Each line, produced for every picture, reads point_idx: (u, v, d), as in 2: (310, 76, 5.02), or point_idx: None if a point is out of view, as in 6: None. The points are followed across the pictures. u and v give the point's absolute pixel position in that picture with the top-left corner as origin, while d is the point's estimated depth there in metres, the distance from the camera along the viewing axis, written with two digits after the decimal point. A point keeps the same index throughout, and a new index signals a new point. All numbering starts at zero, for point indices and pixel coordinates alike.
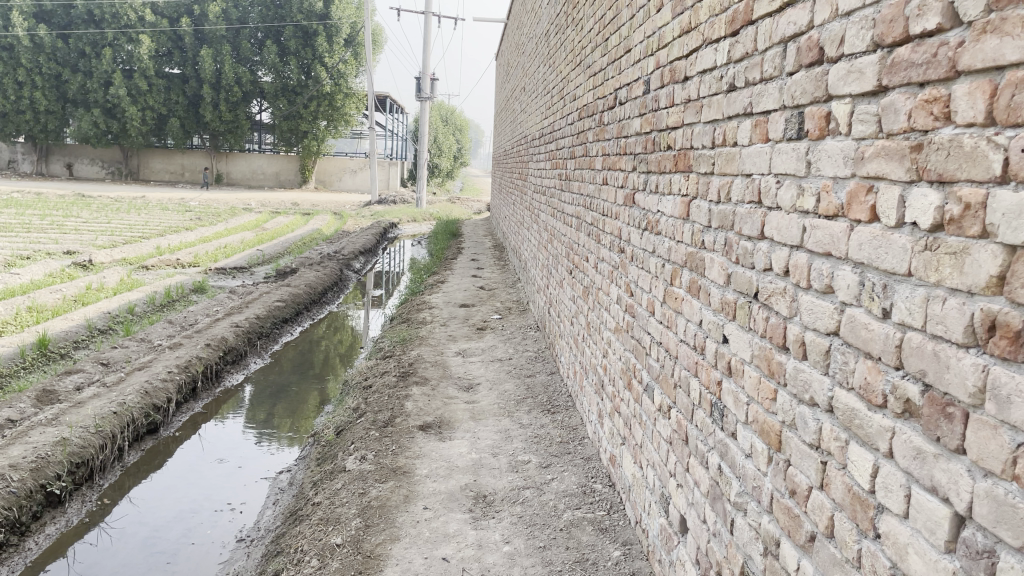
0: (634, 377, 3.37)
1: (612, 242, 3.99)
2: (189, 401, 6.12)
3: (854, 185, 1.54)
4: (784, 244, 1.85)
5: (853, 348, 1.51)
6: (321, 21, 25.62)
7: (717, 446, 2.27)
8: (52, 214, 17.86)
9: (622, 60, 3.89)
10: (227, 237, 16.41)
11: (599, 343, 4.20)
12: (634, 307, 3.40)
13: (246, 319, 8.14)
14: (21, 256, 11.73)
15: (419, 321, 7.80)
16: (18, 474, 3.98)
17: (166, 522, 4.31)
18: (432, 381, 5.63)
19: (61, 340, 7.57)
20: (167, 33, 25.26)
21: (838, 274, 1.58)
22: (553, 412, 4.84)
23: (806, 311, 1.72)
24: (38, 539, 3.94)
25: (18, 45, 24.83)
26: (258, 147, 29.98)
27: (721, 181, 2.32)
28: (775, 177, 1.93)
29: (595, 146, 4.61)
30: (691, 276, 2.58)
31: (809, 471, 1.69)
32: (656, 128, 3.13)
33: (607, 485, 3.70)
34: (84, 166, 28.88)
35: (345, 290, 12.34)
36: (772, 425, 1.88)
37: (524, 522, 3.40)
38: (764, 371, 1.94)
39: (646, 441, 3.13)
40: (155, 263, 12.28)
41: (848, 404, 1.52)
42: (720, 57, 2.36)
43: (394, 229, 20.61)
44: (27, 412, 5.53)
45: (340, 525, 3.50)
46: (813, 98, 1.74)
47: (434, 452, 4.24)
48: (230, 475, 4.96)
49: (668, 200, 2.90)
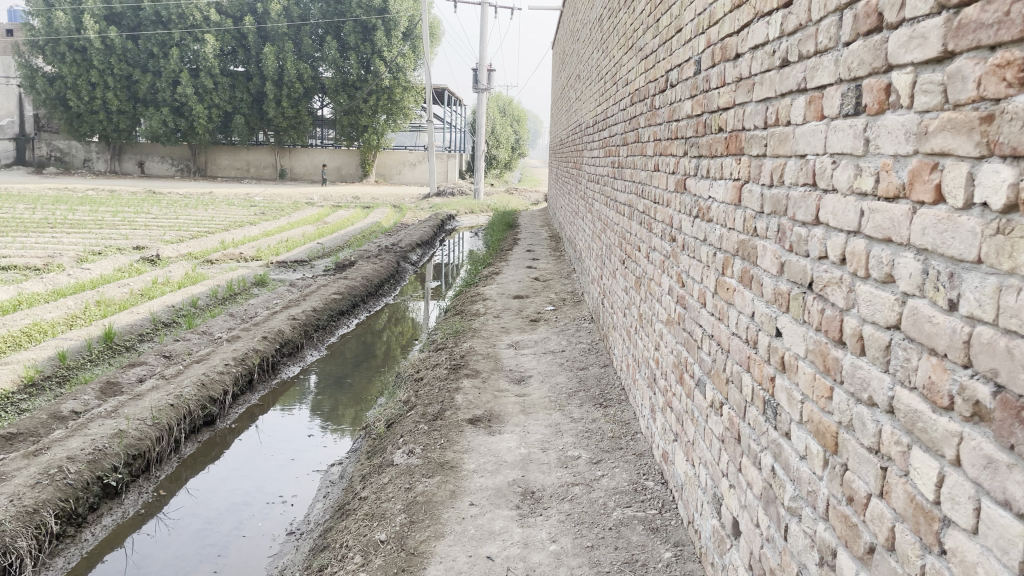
0: (686, 371, 3.23)
1: (663, 231, 3.85)
2: (246, 393, 6.18)
3: (917, 163, 1.39)
4: (841, 229, 1.70)
5: (915, 344, 1.37)
6: (379, 15, 25.82)
7: (771, 446, 2.13)
8: (123, 211, 18.42)
9: (674, 40, 3.73)
10: (289, 232, 16.66)
11: (651, 335, 4.07)
12: (686, 298, 3.25)
13: (303, 311, 8.21)
14: (92, 252, 12.10)
15: (473, 313, 7.77)
16: (76, 465, 4.06)
17: (219, 514, 4.35)
18: (483, 373, 5.57)
19: (126, 333, 7.75)
20: (232, 31, 25.81)
21: (900, 262, 1.44)
22: (605, 406, 4.73)
23: (864, 303, 1.58)
24: (95, 531, 4.01)
25: (91, 47, 25.60)
26: (320, 142, 30.41)
27: (774, 163, 2.17)
28: (830, 158, 1.78)
29: (647, 132, 4.46)
30: (743, 265, 2.43)
31: (868, 476, 1.54)
32: (708, 109, 2.98)
33: (659, 483, 3.57)
34: (155, 164, 29.79)
35: (402, 282, 12.40)
36: (827, 426, 1.74)
37: (572, 520, 3.31)
38: (820, 367, 1.79)
39: (698, 438, 3.00)
40: (219, 257, 12.53)
41: (910, 406, 1.38)
42: (773, 32, 2.21)
43: (452, 221, 20.66)
44: (91, 403, 5.67)
45: (385, 521, 3.46)
46: (870, 69, 1.60)
47: (482, 447, 4.17)
48: (283, 467, 4.98)
49: (719, 186, 2.76)
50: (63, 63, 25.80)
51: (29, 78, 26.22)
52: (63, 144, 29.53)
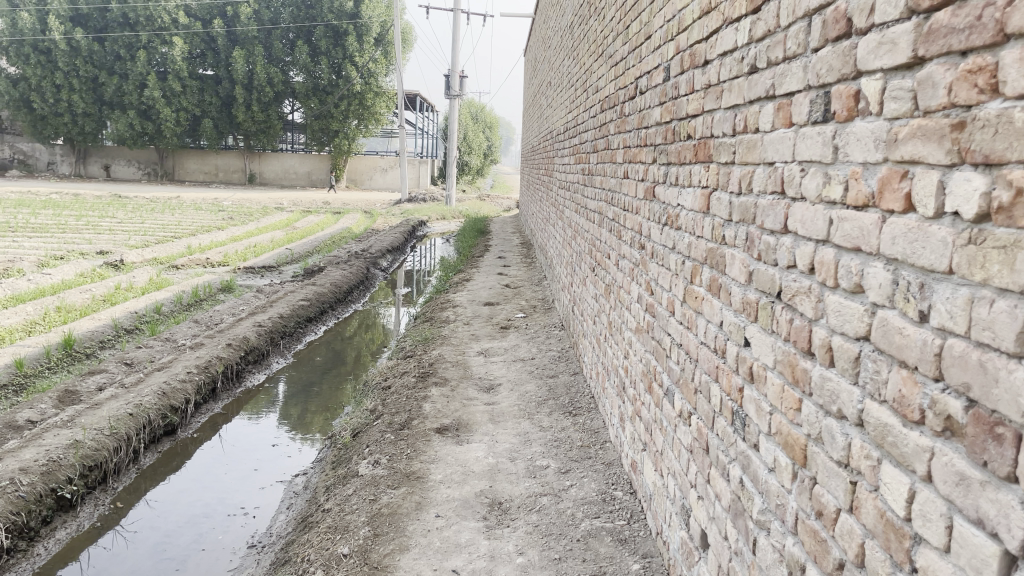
0: (655, 380, 3.20)
1: (632, 238, 3.82)
2: (209, 401, 6.05)
3: (886, 170, 1.36)
4: (809, 238, 1.67)
5: (885, 356, 1.34)
6: (351, 20, 25.68)
7: (739, 458, 2.10)
8: (87, 215, 18.07)
9: (643, 47, 3.70)
10: (258, 237, 16.44)
11: (620, 343, 4.04)
12: (655, 306, 3.23)
13: (269, 318, 8.07)
14: (54, 256, 11.84)
15: (442, 320, 7.69)
16: (28, 477, 3.92)
17: (178, 527, 4.23)
18: (452, 382, 5.50)
19: (87, 340, 7.57)
20: (200, 34, 25.53)
21: (869, 271, 1.40)
22: (574, 414, 4.69)
23: (833, 313, 1.54)
24: (48, 545, 3.87)
25: (56, 48, 25.15)
26: (291, 147, 30.13)
27: (742, 171, 2.14)
28: (798, 165, 1.75)
29: (617, 139, 4.44)
30: (712, 273, 2.40)
31: (837, 490, 1.51)
32: (676, 117, 2.95)
33: (628, 493, 3.54)
34: (121, 168, 29.33)
35: (372, 288, 12.29)
36: (796, 438, 1.71)
37: (539, 532, 3.25)
38: (788, 379, 1.76)
39: (667, 448, 2.96)
40: (185, 262, 12.32)
41: (880, 419, 1.34)
42: (741, 38, 2.19)
43: (424, 227, 20.55)
44: (47, 413, 5.51)
45: (349, 534, 3.38)
46: (840, 76, 1.57)
47: (450, 457, 4.11)
48: (246, 478, 4.87)
49: (688, 193, 2.73)
50: (27, 64, 25.32)
51: None
52: (27, 147, 28.95)
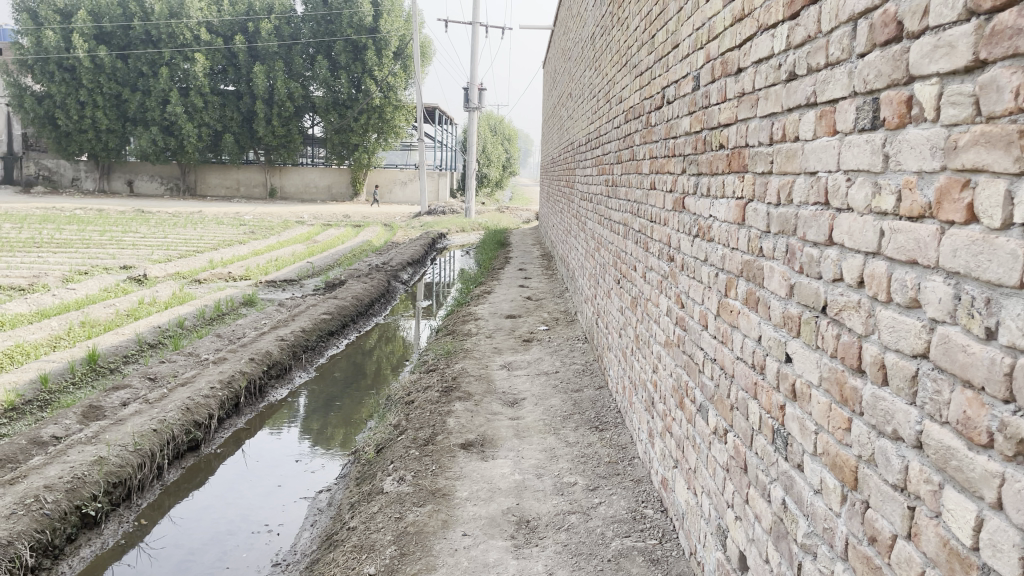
0: (686, 395, 3.12)
1: (661, 250, 3.75)
2: (232, 417, 6.03)
3: (945, 180, 1.30)
4: (857, 250, 1.60)
5: (947, 375, 1.27)
6: (370, 35, 25.85)
7: (781, 478, 2.02)
8: (111, 230, 18.22)
9: (670, 57, 3.65)
10: (279, 251, 16.50)
11: (648, 357, 3.97)
12: (686, 319, 3.16)
13: (291, 332, 8.05)
14: (78, 272, 11.93)
15: (464, 333, 7.64)
16: (53, 495, 3.91)
17: (202, 544, 4.19)
18: (476, 396, 5.44)
19: (111, 355, 7.59)
20: (222, 50, 25.79)
21: (927, 285, 1.34)
22: (601, 429, 4.62)
23: (886, 329, 1.47)
24: (72, 563, 3.85)
25: (80, 66, 25.47)
26: (311, 161, 30.31)
27: (781, 181, 2.08)
28: (844, 175, 1.68)
29: (643, 150, 4.38)
30: (748, 287, 2.34)
31: (893, 515, 1.44)
32: (708, 126, 2.89)
33: (658, 511, 3.46)
34: (144, 183, 29.63)
35: (393, 301, 12.27)
36: (845, 459, 1.63)
37: (569, 551, 3.18)
38: (835, 397, 1.69)
39: (700, 466, 2.88)
40: (207, 276, 12.37)
41: (942, 442, 1.27)
42: (778, 44, 2.13)
43: (444, 239, 20.56)
44: (72, 428, 5.52)
45: (375, 553, 3.32)
46: (889, 82, 1.50)
47: (475, 473, 4.04)
48: (270, 494, 4.83)
49: (721, 204, 2.67)
50: (52, 82, 25.65)
51: (16, 97, 25.99)
52: (52, 163, 29.31)
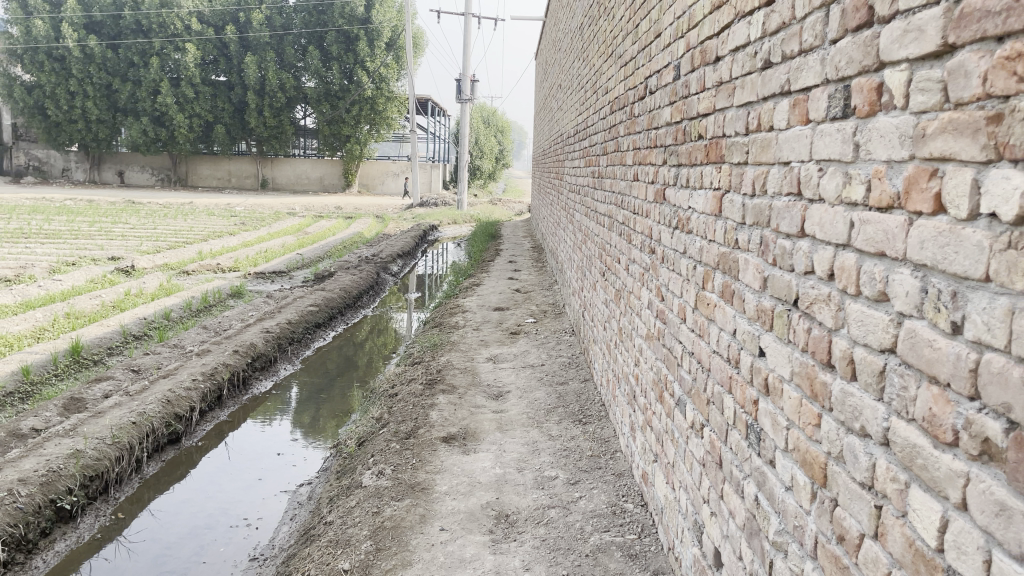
0: (666, 389, 3.09)
1: (643, 243, 3.71)
2: (215, 409, 5.97)
3: (914, 169, 1.26)
4: (828, 242, 1.56)
5: (914, 370, 1.23)
6: (362, 26, 25.69)
7: (754, 474, 1.99)
8: (100, 221, 18.08)
9: (653, 46, 3.61)
10: (270, 242, 16.40)
11: (631, 350, 3.93)
12: (665, 312, 3.12)
13: (277, 324, 7.99)
14: (65, 262, 11.83)
15: (452, 326, 7.60)
16: (27, 488, 3.85)
17: (180, 538, 4.15)
18: (460, 389, 5.40)
19: (95, 347, 7.51)
20: (213, 40, 25.62)
21: (894, 278, 1.30)
22: (584, 422, 4.58)
23: (855, 323, 1.43)
24: (46, 557, 3.80)
25: (69, 56, 25.25)
26: (303, 152, 30.16)
27: (756, 171, 2.03)
28: (816, 164, 1.64)
29: (626, 141, 4.34)
30: (724, 279, 2.30)
31: (860, 514, 1.40)
32: (687, 116, 2.84)
33: (639, 506, 3.43)
34: (135, 174, 29.48)
35: (382, 293, 12.22)
36: (816, 456, 1.60)
37: (547, 546, 3.15)
38: (806, 392, 1.65)
39: (678, 460, 2.85)
40: (195, 268, 12.29)
41: (908, 439, 1.24)
42: (754, 31, 2.08)
43: (435, 231, 20.49)
44: (52, 420, 5.46)
45: (351, 548, 3.28)
46: (860, 68, 1.46)
47: (456, 467, 4.00)
48: (250, 488, 4.79)
49: (699, 196, 2.62)
50: (42, 72, 25.44)
51: (6, 87, 25.77)
52: (42, 153, 29.13)
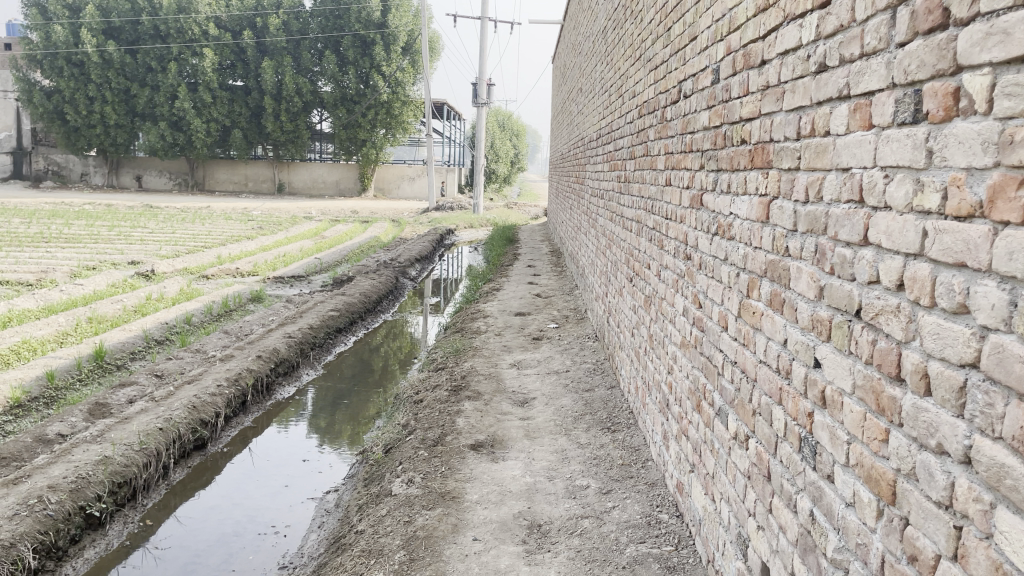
0: (704, 398, 3.04)
1: (676, 248, 3.66)
2: (239, 415, 5.96)
3: (999, 176, 1.21)
4: (896, 251, 1.52)
5: (1001, 387, 1.18)
6: (378, 30, 25.73)
7: (809, 489, 1.94)
8: (120, 225, 18.16)
9: (687, 50, 3.56)
10: (287, 247, 16.43)
11: (663, 357, 3.88)
12: (704, 320, 3.07)
13: (299, 329, 7.98)
14: (86, 267, 11.89)
15: (473, 331, 7.56)
16: (56, 495, 3.84)
17: (208, 545, 4.13)
18: (485, 396, 5.36)
19: (118, 351, 7.52)
20: (230, 46, 25.73)
21: (977, 289, 1.25)
22: (613, 430, 4.53)
23: (930, 337, 1.38)
24: (76, 564, 3.79)
25: (88, 61, 25.42)
26: (319, 156, 30.26)
27: (810, 178, 1.99)
28: (881, 171, 1.59)
29: (657, 145, 4.29)
30: (772, 287, 2.25)
31: (936, 535, 1.35)
32: (728, 120, 2.80)
33: (674, 516, 3.38)
34: (153, 178, 29.66)
35: (401, 297, 12.21)
36: (883, 473, 1.54)
37: (582, 557, 3.10)
38: (871, 406, 1.60)
39: (719, 471, 2.80)
40: (215, 272, 12.32)
41: (996, 458, 1.19)
42: (806, 34, 2.04)
43: (451, 235, 20.48)
44: (78, 426, 5.46)
45: (383, 559, 3.25)
46: (933, 72, 1.41)
47: (485, 475, 3.96)
48: (276, 494, 4.76)
49: (743, 202, 2.57)
50: (61, 77, 25.61)
51: (26, 92, 25.99)
52: (61, 158, 29.37)
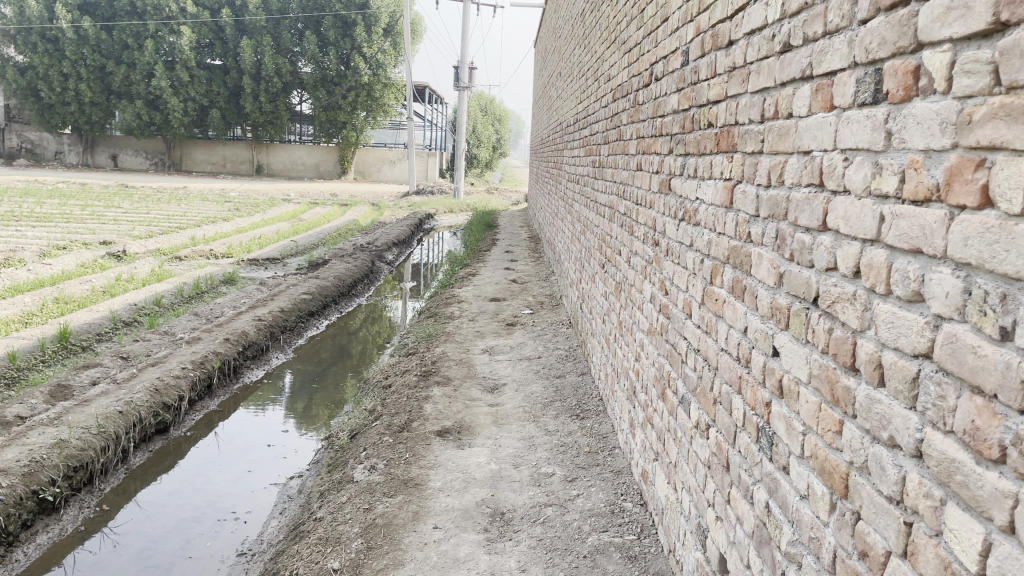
0: (668, 386, 2.99)
1: (646, 234, 3.61)
2: (204, 398, 5.85)
3: (956, 158, 1.15)
4: (853, 237, 1.46)
5: (953, 378, 1.13)
6: (359, 11, 25.38)
7: (765, 480, 1.89)
8: (93, 205, 17.84)
9: (660, 31, 3.48)
10: (264, 229, 16.23)
11: (631, 344, 3.84)
12: (669, 307, 3.01)
13: (270, 312, 7.86)
14: (56, 246, 11.67)
15: (447, 316, 7.49)
16: (8, 479, 3.74)
17: (166, 531, 4.05)
18: (455, 381, 5.30)
19: (83, 333, 7.37)
20: (209, 24, 25.31)
21: (931, 277, 1.20)
22: (581, 417, 4.49)
23: (884, 325, 1.33)
24: (28, 550, 3.70)
25: (63, 37, 24.92)
26: (299, 138, 29.92)
27: (772, 162, 1.93)
28: (841, 153, 1.54)
29: (629, 129, 4.23)
30: (734, 274, 2.20)
31: (886, 530, 1.31)
32: (696, 103, 2.74)
33: (637, 505, 3.33)
34: (129, 158, 29.23)
35: (377, 281, 12.09)
36: (836, 465, 1.50)
37: (543, 546, 3.05)
38: (826, 397, 1.55)
39: (681, 460, 2.75)
40: (188, 253, 12.14)
41: (945, 453, 1.14)
42: (772, 13, 1.97)
43: (430, 219, 20.34)
44: (38, 408, 5.34)
45: (340, 547, 3.19)
46: (894, 51, 1.35)
47: (450, 462, 3.91)
48: (239, 480, 4.68)
49: (708, 186, 2.52)
50: (35, 53, 25.11)
51: None
52: (35, 135, 28.87)
